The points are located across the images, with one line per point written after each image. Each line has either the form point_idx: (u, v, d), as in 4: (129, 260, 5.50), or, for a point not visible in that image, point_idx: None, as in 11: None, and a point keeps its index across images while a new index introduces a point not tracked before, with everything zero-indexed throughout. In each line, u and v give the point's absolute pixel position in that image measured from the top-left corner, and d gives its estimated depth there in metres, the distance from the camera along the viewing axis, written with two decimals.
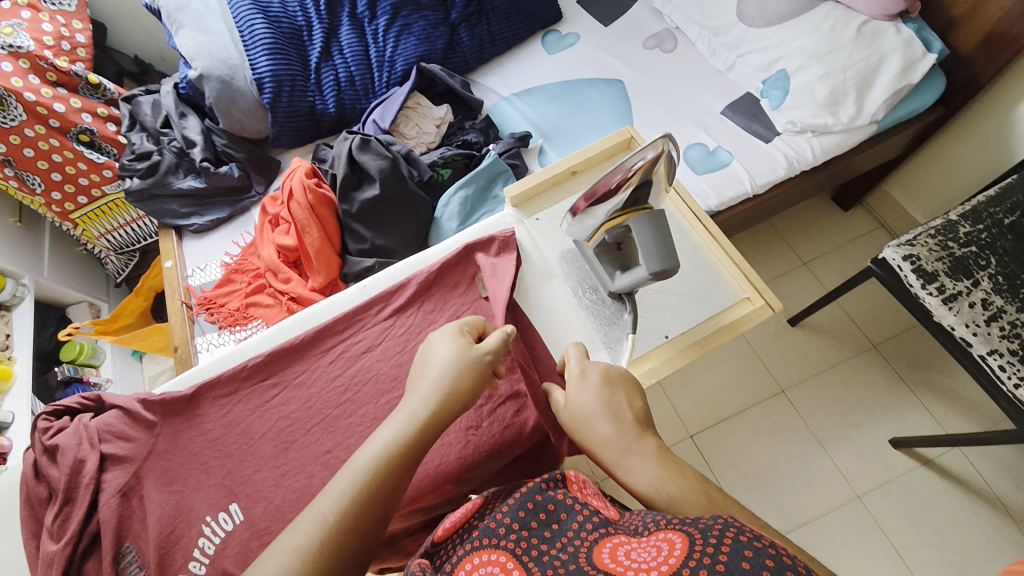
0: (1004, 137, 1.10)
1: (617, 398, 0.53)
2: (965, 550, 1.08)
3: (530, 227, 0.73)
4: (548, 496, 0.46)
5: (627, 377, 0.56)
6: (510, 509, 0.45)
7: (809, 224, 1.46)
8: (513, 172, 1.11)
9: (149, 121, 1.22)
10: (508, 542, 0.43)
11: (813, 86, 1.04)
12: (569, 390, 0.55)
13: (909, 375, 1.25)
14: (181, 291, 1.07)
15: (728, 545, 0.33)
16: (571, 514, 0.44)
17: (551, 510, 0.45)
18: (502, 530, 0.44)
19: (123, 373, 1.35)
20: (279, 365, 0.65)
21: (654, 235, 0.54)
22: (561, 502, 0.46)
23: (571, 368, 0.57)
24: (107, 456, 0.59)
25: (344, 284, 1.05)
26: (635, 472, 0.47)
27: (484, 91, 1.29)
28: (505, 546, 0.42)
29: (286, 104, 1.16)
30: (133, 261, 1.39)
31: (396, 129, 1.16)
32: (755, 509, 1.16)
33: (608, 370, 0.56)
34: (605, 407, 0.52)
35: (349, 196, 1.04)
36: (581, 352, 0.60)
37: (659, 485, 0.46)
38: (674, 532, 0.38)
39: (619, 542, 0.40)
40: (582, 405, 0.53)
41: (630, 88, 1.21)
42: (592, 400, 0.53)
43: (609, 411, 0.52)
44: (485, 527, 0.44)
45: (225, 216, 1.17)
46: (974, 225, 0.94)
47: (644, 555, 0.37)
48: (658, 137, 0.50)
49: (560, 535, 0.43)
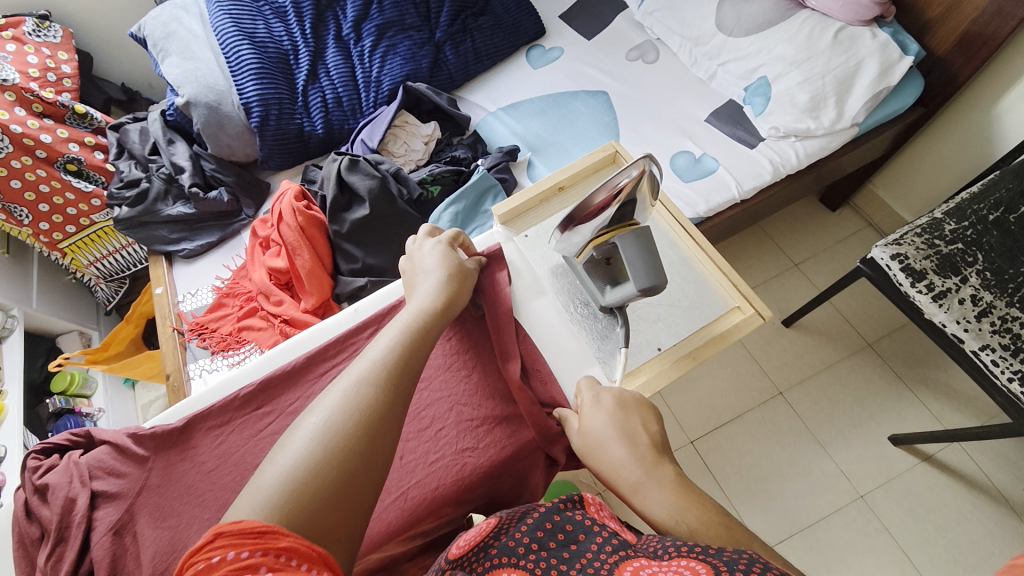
0: (983, 134, 1.12)
1: (631, 421, 0.53)
2: (970, 546, 1.07)
3: (520, 244, 0.73)
4: (566, 517, 0.47)
5: (641, 399, 0.55)
6: (529, 528, 0.46)
7: (798, 226, 1.47)
8: (502, 186, 1.12)
9: (137, 148, 1.22)
10: (527, 561, 0.43)
11: (793, 91, 1.06)
12: (583, 413, 0.55)
13: (905, 372, 1.25)
14: (172, 317, 1.06)
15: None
16: (589, 536, 0.45)
17: (568, 530, 0.46)
18: (521, 550, 0.44)
19: (115, 402, 1.33)
20: (273, 393, 0.65)
21: (639, 253, 0.54)
22: (579, 523, 0.46)
23: (583, 395, 0.57)
24: (99, 493, 0.58)
25: (337, 304, 1.05)
26: (651, 501, 0.47)
27: (471, 107, 1.30)
28: (523, 566, 0.43)
29: (274, 126, 1.17)
30: (123, 288, 1.37)
31: (385, 148, 1.16)
32: (760, 513, 1.15)
33: (622, 392, 0.55)
34: (618, 431, 0.52)
35: (339, 217, 1.04)
36: (592, 379, 0.59)
37: (678, 517, 0.46)
38: (697, 562, 0.37)
39: (640, 564, 0.40)
40: (595, 430, 0.53)
41: (614, 99, 1.23)
42: (605, 425, 0.52)
43: (623, 435, 0.51)
44: (504, 546, 0.45)
45: (215, 241, 1.17)
46: (959, 222, 0.95)
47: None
48: (638, 158, 0.51)
49: (579, 556, 0.43)
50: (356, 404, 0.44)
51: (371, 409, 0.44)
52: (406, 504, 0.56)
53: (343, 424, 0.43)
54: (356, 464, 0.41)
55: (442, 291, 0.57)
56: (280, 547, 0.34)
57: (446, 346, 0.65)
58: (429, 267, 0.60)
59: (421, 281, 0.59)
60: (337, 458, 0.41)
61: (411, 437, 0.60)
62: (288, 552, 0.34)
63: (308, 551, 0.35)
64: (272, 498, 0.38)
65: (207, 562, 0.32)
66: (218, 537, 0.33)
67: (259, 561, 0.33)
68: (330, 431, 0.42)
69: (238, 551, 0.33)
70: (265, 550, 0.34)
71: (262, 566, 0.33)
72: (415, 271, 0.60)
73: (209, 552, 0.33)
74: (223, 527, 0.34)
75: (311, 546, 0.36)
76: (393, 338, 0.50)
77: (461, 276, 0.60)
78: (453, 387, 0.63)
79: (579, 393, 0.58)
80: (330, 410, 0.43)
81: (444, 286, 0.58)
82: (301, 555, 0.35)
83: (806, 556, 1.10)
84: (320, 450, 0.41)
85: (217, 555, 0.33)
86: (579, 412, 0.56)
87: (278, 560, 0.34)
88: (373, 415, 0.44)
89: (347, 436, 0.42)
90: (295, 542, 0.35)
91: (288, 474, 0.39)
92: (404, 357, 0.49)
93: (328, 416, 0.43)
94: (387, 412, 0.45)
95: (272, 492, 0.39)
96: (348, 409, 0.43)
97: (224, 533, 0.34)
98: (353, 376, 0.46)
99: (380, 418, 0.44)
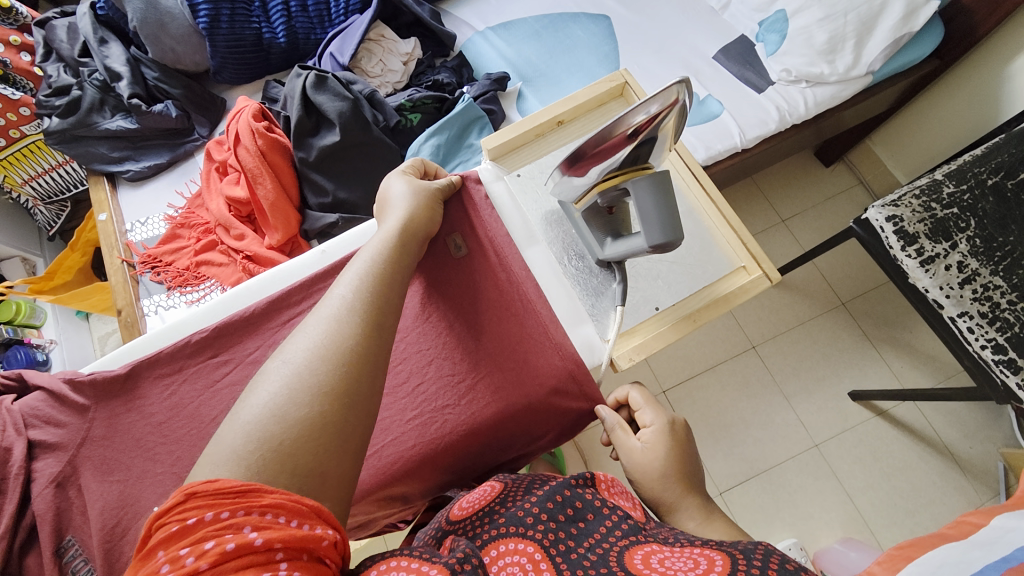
0: (993, 94, 1.06)
1: (686, 462, 0.53)
2: (910, 492, 1.15)
3: (511, 183, 0.67)
4: (576, 493, 0.46)
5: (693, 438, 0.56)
6: (538, 500, 0.46)
7: (790, 180, 1.43)
8: (489, 119, 1.02)
9: (64, 48, 1.05)
10: (536, 533, 0.43)
11: (811, 30, 0.96)
12: (649, 438, 0.54)
13: (874, 332, 1.28)
14: (120, 248, 0.95)
15: (774, 569, 0.35)
16: (599, 516, 0.44)
17: (578, 507, 0.45)
18: (529, 520, 0.44)
19: (69, 333, 1.23)
20: (229, 340, 0.59)
21: (655, 203, 0.48)
22: (590, 502, 0.46)
23: (646, 417, 0.56)
24: (36, 443, 0.54)
25: (305, 241, 0.97)
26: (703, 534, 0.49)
27: (456, 23, 1.15)
28: (532, 536, 0.43)
29: (226, 31, 1.01)
30: (65, 212, 1.23)
31: (358, 65, 1.03)
32: (722, 459, 1.20)
33: (683, 428, 0.56)
34: (680, 471, 0.52)
35: (305, 142, 0.93)
36: (647, 395, 0.58)
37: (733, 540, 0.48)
38: (713, 550, 0.38)
39: (651, 549, 0.41)
40: (658, 466, 0.52)
41: (616, 26, 1.11)
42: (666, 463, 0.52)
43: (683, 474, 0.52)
44: (512, 515, 0.45)
45: (165, 162, 1.04)
46: (958, 185, 0.91)
47: (679, 564, 0.38)
48: (673, 82, 0.43)
49: (587, 535, 0.43)
50: (330, 341, 0.38)
51: (347, 345, 0.38)
52: (380, 463, 0.54)
53: (314, 364, 0.36)
54: (339, 406, 0.36)
55: (408, 215, 0.52)
56: (264, 504, 0.30)
57: (424, 294, 0.60)
58: (395, 199, 0.55)
59: (387, 210, 0.54)
60: (312, 401, 0.35)
61: (387, 393, 0.57)
62: (275, 509, 0.30)
63: (297, 507, 0.31)
64: (240, 451, 0.32)
65: (180, 524, 0.28)
66: (191, 498, 0.29)
67: (241, 520, 0.29)
68: (300, 374, 0.36)
69: (217, 511, 0.29)
70: (248, 509, 0.29)
71: (245, 526, 0.29)
72: (383, 199, 0.56)
73: (182, 513, 0.29)
74: (196, 487, 0.30)
75: (300, 500, 0.31)
76: (362, 269, 0.44)
77: (430, 203, 0.56)
78: (431, 341, 0.59)
79: (642, 412, 0.57)
80: (298, 353, 0.37)
81: (412, 211, 0.53)
82: (290, 511, 0.31)
83: (759, 496, 1.17)
84: (288, 397, 0.35)
85: (192, 516, 0.28)
86: (647, 435, 0.54)
87: (264, 519, 0.30)
88: (350, 351, 0.38)
89: (320, 377, 0.36)
90: (281, 498, 0.30)
91: (254, 427, 0.33)
92: (381, 289, 0.43)
93: (297, 360, 0.37)
94: (368, 349, 0.39)
95: (238, 446, 0.32)
96: (321, 350, 0.37)
97: (199, 493, 0.29)
98: (320, 316, 0.40)
99: (359, 356, 0.38)
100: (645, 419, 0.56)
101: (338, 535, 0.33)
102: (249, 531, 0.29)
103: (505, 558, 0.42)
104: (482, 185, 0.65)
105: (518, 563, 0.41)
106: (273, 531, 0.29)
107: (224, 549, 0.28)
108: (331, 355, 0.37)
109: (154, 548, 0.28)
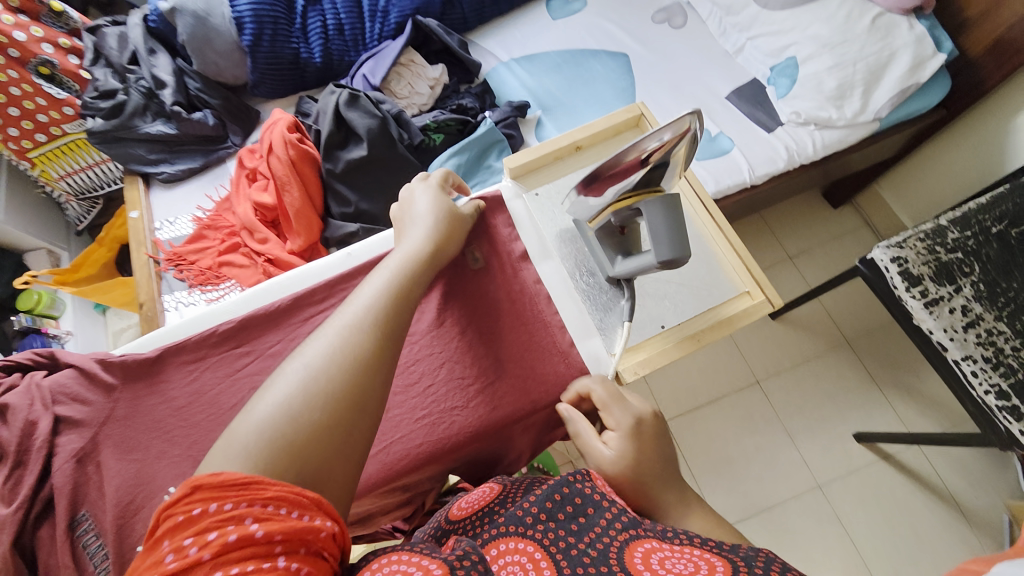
0: (998, 145, 1.10)
1: (661, 456, 0.51)
2: (914, 540, 1.13)
3: (529, 202, 0.70)
4: (574, 490, 0.46)
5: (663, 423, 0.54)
6: (537, 498, 0.46)
7: (798, 218, 1.46)
8: (508, 143, 1.06)
9: (114, 56, 1.11)
10: (536, 532, 0.44)
11: (821, 76, 1.01)
12: (617, 441, 0.51)
13: (879, 373, 1.28)
14: (148, 244, 0.98)
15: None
16: (599, 510, 0.45)
17: (577, 503, 0.46)
18: (528, 520, 0.45)
19: (86, 326, 1.26)
20: (252, 333, 0.62)
21: (666, 224, 0.51)
22: (589, 496, 0.46)
23: (613, 415, 0.53)
24: (62, 418, 0.57)
25: (325, 248, 1.00)
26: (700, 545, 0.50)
27: (482, 53, 1.22)
28: (532, 536, 0.44)
29: (267, 49, 1.08)
30: (95, 208, 1.30)
31: (387, 86, 1.09)
32: (722, 493, 1.19)
33: (652, 420, 0.53)
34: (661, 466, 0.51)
35: (333, 154, 0.98)
36: (612, 391, 0.55)
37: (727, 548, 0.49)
38: (714, 555, 0.39)
39: (652, 547, 0.42)
40: (633, 471, 0.50)
41: (634, 63, 1.17)
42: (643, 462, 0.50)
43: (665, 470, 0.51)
44: (511, 515, 0.46)
45: (198, 166, 1.10)
46: (961, 231, 0.94)
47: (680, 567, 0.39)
48: (686, 113, 0.46)
49: (588, 530, 0.44)
50: (343, 349, 0.40)
51: (363, 354, 0.41)
52: (387, 459, 0.55)
53: (330, 370, 0.39)
54: (348, 411, 0.38)
55: (434, 234, 0.56)
56: (267, 497, 0.32)
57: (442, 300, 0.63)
58: (421, 213, 0.58)
59: (415, 223, 0.57)
60: (321, 408, 0.37)
61: (398, 391, 0.58)
62: (276, 501, 0.32)
63: (297, 499, 0.33)
64: (250, 449, 0.34)
65: (186, 514, 0.30)
66: (196, 491, 0.31)
67: (243, 511, 0.31)
68: (316, 379, 0.38)
69: (220, 503, 0.31)
70: (250, 501, 0.31)
71: (246, 518, 0.31)
72: (412, 211, 0.59)
73: (188, 505, 0.30)
74: (201, 479, 0.31)
75: (300, 493, 0.33)
76: (382, 284, 0.47)
77: (455, 221, 0.59)
78: (444, 345, 0.61)
79: (607, 414, 0.53)
80: (315, 357, 0.39)
81: (438, 228, 0.56)
82: (290, 503, 0.33)
83: (759, 533, 1.15)
84: (302, 399, 0.37)
85: (196, 507, 0.30)
86: (612, 439, 0.52)
87: (265, 510, 0.32)
88: (364, 361, 0.40)
89: (335, 384, 0.38)
90: (282, 491, 0.33)
91: (266, 425, 0.35)
92: (398, 305, 0.46)
93: (313, 364, 0.39)
94: (382, 359, 0.42)
95: (249, 443, 0.34)
96: (336, 356, 0.40)
97: (203, 486, 0.31)
98: (339, 324, 0.42)
99: (374, 365, 0.41)
100: (612, 418, 0.53)
101: (335, 527, 0.35)
102: (251, 522, 0.31)
103: (505, 556, 0.43)
104: (506, 208, 0.68)
105: (518, 562, 0.42)
106: (273, 523, 0.31)
107: (226, 540, 0.30)
108: (345, 361, 0.40)
109: (161, 538, 0.30)
